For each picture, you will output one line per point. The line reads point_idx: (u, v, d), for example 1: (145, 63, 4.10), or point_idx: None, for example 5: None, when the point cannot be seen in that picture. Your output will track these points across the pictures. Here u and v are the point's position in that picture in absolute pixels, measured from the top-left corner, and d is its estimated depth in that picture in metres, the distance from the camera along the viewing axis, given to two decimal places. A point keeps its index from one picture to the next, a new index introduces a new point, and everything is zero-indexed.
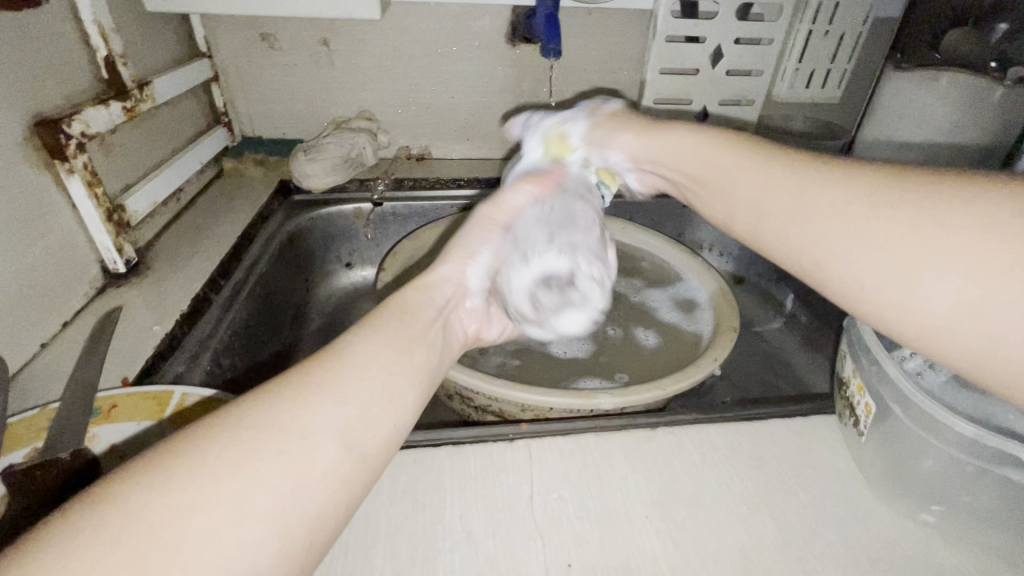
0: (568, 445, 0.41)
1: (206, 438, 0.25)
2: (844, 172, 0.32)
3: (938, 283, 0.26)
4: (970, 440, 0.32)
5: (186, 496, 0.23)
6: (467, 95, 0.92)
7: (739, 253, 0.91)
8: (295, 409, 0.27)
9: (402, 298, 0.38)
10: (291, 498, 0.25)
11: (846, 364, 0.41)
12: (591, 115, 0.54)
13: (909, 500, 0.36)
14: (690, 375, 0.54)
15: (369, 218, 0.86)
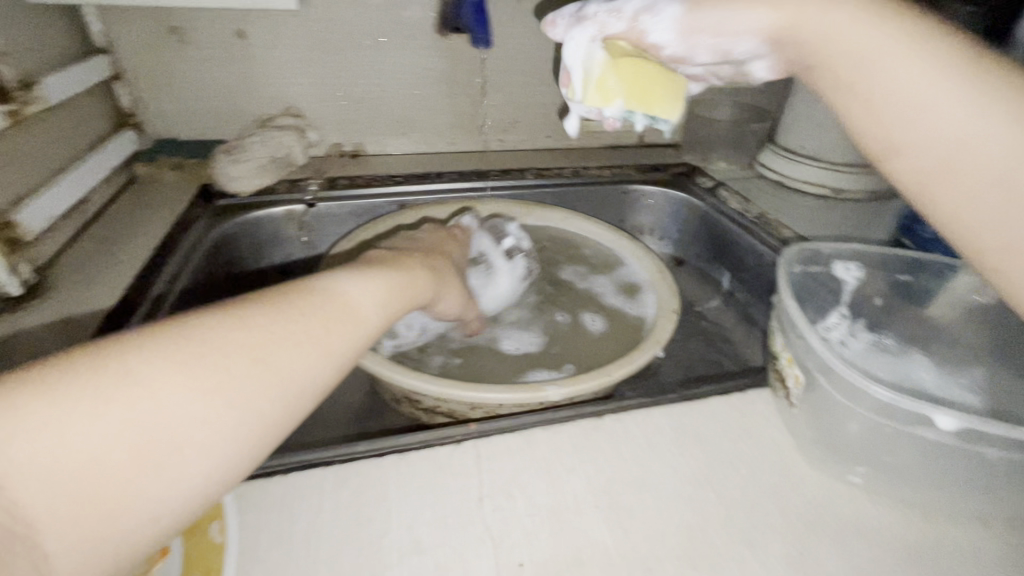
0: (516, 441, 0.41)
1: (204, 354, 0.29)
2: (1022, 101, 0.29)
3: None
4: (887, 404, 0.34)
5: (177, 382, 0.28)
6: (400, 88, 0.89)
7: (677, 236, 0.94)
8: (281, 353, 0.32)
9: (404, 281, 0.46)
10: (255, 414, 0.30)
11: (777, 339, 0.43)
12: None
13: (837, 463, 0.38)
14: (633, 360, 0.55)
15: (302, 220, 0.82)
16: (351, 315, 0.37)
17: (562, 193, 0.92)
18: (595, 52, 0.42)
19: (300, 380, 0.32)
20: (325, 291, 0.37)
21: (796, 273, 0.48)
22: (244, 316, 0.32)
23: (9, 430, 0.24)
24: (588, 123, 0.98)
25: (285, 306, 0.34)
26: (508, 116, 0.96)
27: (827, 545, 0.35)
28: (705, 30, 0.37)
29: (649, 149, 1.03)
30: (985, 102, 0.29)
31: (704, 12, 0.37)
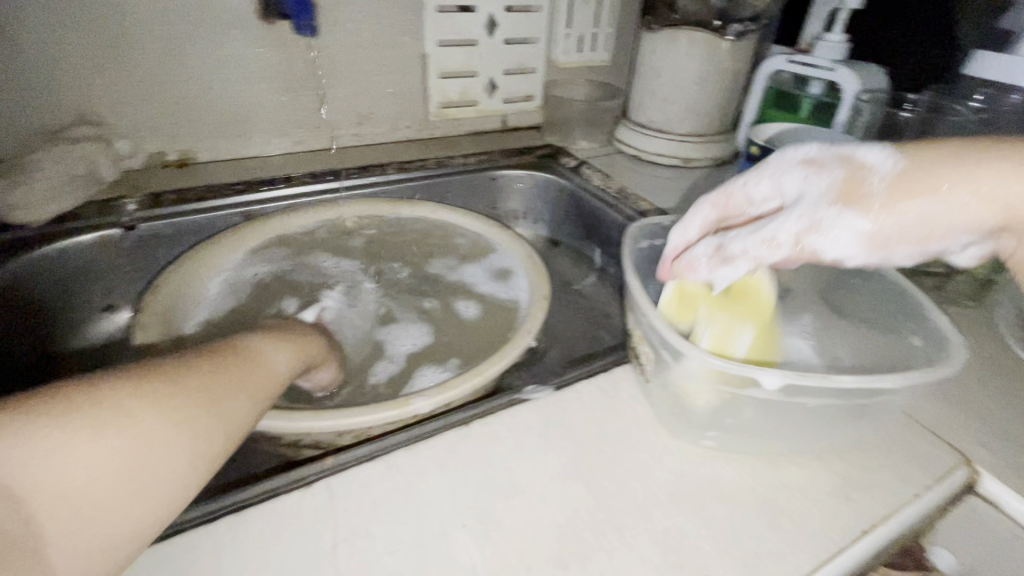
0: (376, 470, 0.37)
1: (180, 391, 0.33)
2: None
3: None
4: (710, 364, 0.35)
5: (158, 415, 0.31)
6: (225, 86, 0.79)
7: (549, 218, 0.94)
8: (239, 392, 0.36)
9: (306, 334, 0.51)
10: (216, 446, 0.33)
11: (629, 318, 0.43)
12: (847, 180, 0.38)
13: (691, 430, 0.39)
14: (505, 355, 0.54)
15: (120, 247, 0.70)
16: (279, 370, 0.42)
17: (428, 186, 0.87)
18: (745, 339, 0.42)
19: (250, 419, 0.36)
20: (259, 352, 0.42)
21: (641, 248, 0.50)
22: (205, 365, 0.36)
23: (17, 460, 0.26)
24: (446, 110, 0.94)
25: (233, 360, 0.38)
26: (359, 109, 0.89)
27: (687, 513, 0.36)
28: (907, 234, 0.37)
29: (514, 133, 1.01)
30: None
31: (897, 222, 0.36)
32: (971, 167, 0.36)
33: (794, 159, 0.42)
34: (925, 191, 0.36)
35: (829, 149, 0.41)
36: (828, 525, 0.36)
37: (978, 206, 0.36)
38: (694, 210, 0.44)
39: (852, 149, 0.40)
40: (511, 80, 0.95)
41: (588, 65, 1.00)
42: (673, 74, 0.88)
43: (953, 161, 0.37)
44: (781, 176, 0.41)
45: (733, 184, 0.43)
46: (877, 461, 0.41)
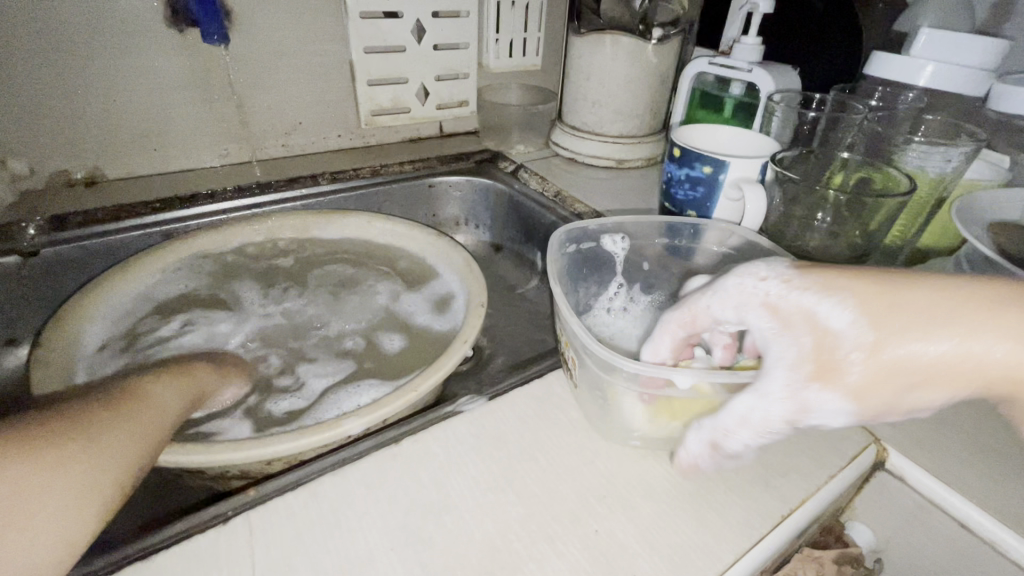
0: (299, 499, 0.36)
1: (56, 430, 0.33)
2: None
3: None
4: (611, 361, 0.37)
5: (40, 460, 0.31)
6: (134, 99, 0.74)
7: (490, 223, 0.94)
8: (124, 423, 0.36)
9: (191, 372, 0.51)
10: (108, 476, 0.33)
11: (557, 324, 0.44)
12: (817, 351, 0.32)
13: (618, 436, 0.40)
14: (441, 367, 0.53)
15: (21, 275, 0.65)
16: (166, 403, 0.43)
17: (363, 196, 0.85)
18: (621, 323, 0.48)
19: (145, 447, 0.37)
20: (144, 393, 0.42)
21: (571, 252, 0.51)
22: (92, 414, 0.35)
23: None
24: (378, 118, 0.92)
25: (118, 400, 0.39)
26: (285, 119, 0.86)
27: (618, 514, 0.36)
28: (897, 402, 0.32)
29: (450, 138, 1.00)
30: None
31: (884, 396, 0.32)
32: (936, 329, 0.31)
33: (750, 306, 0.36)
34: (908, 362, 0.31)
35: (788, 294, 0.34)
36: (751, 514, 0.37)
37: (963, 374, 0.31)
38: (659, 336, 0.40)
39: (815, 297, 0.33)
40: (444, 86, 0.94)
41: (521, 70, 1.01)
42: (603, 78, 0.90)
43: (930, 319, 0.31)
44: (744, 315, 0.36)
45: (697, 302, 0.39)
46: (796, 447, 0.42)
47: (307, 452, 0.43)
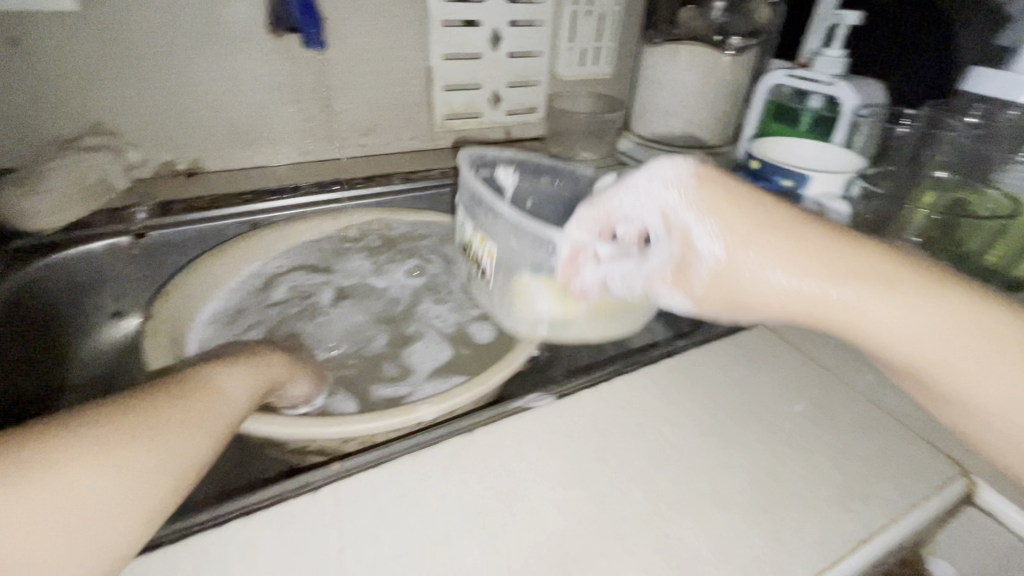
0: (380, 475, 0.38)
1: (106, 431, 0.31)
2: (974, 347, 0.35)
3: (985, 396, 0.36)
4: (536, 236, 0.47)
5: (90, 467, 0.29)
6: (234, 98, 0.80)
7: None
8: (176, 421, 0.34)
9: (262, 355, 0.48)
10: (154, 492, 0.31)
11: (471, 230, 0.53)
12: (681, 258, 0.44)
13: (527, 312, 0.51)
14: (507, 364, 0.54)
15: (131, 254, 0.71)
16: (236, 397, 0.40)
17: (433, 196, 0.90)
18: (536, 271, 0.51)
19: (201, 456, 0.35)
20: (207, 380, 0.40)
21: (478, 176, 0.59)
22: (147, 409, 0.34)
23: None
24: (450, 122, 0.95)
25: (176, 397, 0.36)
26: (364, 120, 0.90)
27: (689, 521, 0.36)
28: (724, 299, 0.43)
29: (517, 144, 1.03)
30: (944, 342, 0.36)
31: (712, 294, 0.43)
32: (769, 252, 0.40)
33: (650, 213, 0.44)
34: (749, 284, 0.40)
35: (680, 208, 0.42)
36: (828, 535, 0.36)
37: (795, 300, 0.40)
38: (580, 218, 0.45)
39: (696, 217, 0.42)
40: (515, 92, 0.96)
41: (592, 78, 1.02)
42: (674, 87, 0.89)
43: (775, 250, 0.39)
44: (646, 214, 0.44)
45: (612, 203, 0.44)
46: (875, 472, 0.41)
47: (383, 434, 0.46)
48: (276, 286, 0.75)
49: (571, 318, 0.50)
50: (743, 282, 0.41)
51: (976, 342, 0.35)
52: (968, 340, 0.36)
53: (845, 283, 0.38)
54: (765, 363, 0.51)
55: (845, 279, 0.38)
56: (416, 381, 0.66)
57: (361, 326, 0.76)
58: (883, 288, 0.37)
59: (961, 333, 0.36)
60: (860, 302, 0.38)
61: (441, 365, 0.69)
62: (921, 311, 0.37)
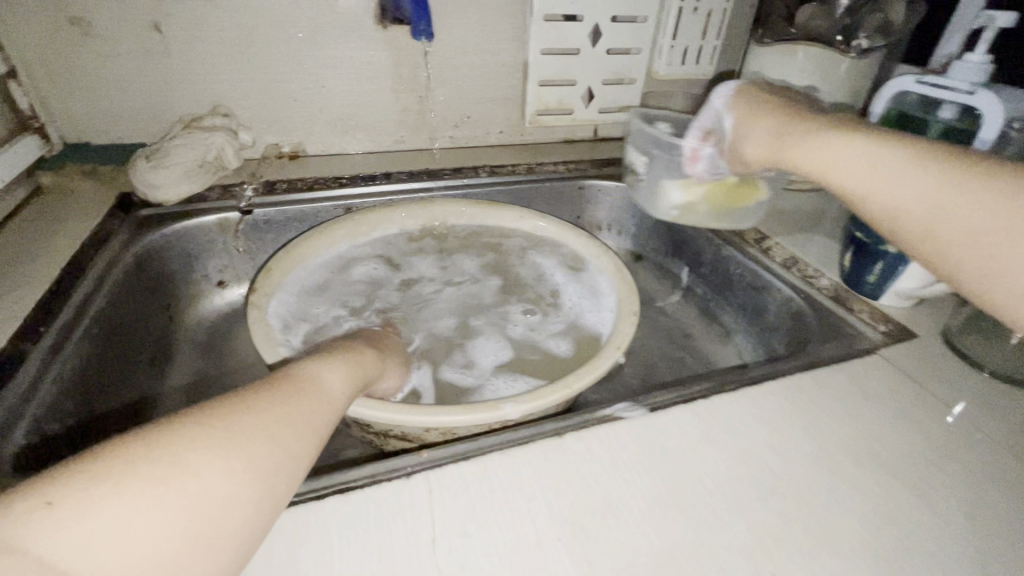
0: (471, 469, 0.38)
1: (233, 434, 0.30)
2: (896, 167, 0.38)
3: (917, 216, 0.37)
4: (672, 148, 0.58)
5: (219, 465, 0.28)
6: (338, 85, 0.83)
7: (635, 231, 0.92)
8: (289, 424, 0.33)
9: (352, 354, 0.49)
10: (274, 492, 0.30)
11: (627, 154, 0.67)
12: (722, 140, 0.55)
13: (665, 204, 0.62)
14: (593, 368, 0.53)
15: (238, 229, 0.76)
16: (334, 396, 0.40)
17: (517, 191, 0.88)
18: (671, 189, 0.61)
19: (309, 455, 0.34)
20: (309, 379, 0.39)
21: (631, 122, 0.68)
22: (266, 408, 0.33)
23: (90, 527, 0.23)
24: (541, 118, 0.94)
25: (288, 396, 0.35)
26: (456, 112, 0.91)
27: (797, 562, 0.34)
28: (747, 169, 0.53)
29: (604, 143, 1.01)
30: (878, 166, 0.39)
31: (741, 168, 0.54)
32: (763, 121, 0.49)
33: (713, 109, 0.55)
34: (743, 144, 0.51)
35: (725, 104, 0.54)
36: None
37: (759, 151, 0.50)
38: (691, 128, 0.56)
39: (729, 109, 0.53)
40: (609, 90, 0.93)
41: (689, 78, 0.97)
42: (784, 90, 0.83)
43: (771, 119, 0.49)
44: (718, 112, 0.55)
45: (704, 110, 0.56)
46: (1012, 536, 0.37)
47: (467, 428, 0.46)
48: (352, 271, 0.77)
49: (699, 204, 0.60)
50: (748, 147, 0.51)
51: (902, 164, 0.38)
52: (900, 163, 0.38)
53: (809, 131, 0.45)
54: (878, 396, 0.47)
55: (809, 132, 0.45)
56: (482, 375, 0.70)
57: (443, 320, 0.79)
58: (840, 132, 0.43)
59: (897, 157, 0.39)
60: (816, 142, 0.44)
61: (505, 363, 0.72)
62: (865, 143, 0.41)
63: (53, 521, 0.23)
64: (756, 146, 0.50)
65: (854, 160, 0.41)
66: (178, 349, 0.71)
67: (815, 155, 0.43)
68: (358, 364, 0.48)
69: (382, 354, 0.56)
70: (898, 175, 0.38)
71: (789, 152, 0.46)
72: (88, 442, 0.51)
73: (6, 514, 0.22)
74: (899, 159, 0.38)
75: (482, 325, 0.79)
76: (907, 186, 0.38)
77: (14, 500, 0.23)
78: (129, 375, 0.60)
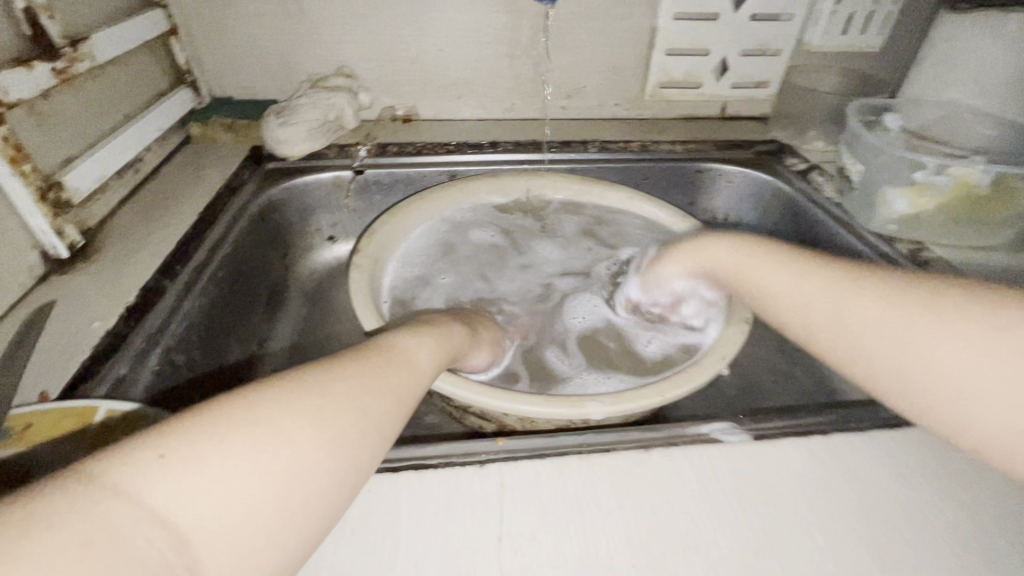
0: (546, 470, 0.37)
1: (324, 404, 0.30)
2: (853, 288, 0.38)
3: (884, 345, 0.35)
4: (899, 156, 0.62)
5: (311, 434, 0.29)
6: (456, 49, 0.82)
7: (756, 224, 0.82)
8: (377, 398, 0.33)
9: (444, 328, 0.49)
10: (361, 463, 0.31)
11: (847, 157, 0.70)
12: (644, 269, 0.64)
13: (882, 215, 0.64)
14: (693, 378, 0.48)
15: (350, 187, 0.79)
16: (421, 369, 0.40)
17: (627, 169, 0.82)
18: (891, 199, 0.63)
19: (396, 428, 0.34)
20: (399, 351, 0.39)
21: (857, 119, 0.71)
22: (357, 380, 0.33)
23: (192, 484, 0.24)
24: (663, 91, 0.87)
25: (380, 368, 0.36)
26: (572, 80, 0.86)
27: None
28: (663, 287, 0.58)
29: (732, 122, 0.91)
30: (823, 287, 0.40)
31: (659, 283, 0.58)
32: (703, 243, 0.53)
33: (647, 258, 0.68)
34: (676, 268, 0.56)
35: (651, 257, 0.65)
36: None
37: (702, 257, 0.53)
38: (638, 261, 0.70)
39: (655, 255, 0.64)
40: (746, 63, 0.83)
41: (848, 51, 0.83)
42: (975, 69, 0.67)
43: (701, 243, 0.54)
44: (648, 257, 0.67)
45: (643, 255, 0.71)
46: None
47: (547, 421, 0.44)
48: (467, 236, 0.78)
49: (924, 217, 0.62)
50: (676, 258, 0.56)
51: (857, 288, 0.38)
52: (860, 284, 0.38)
53: (748, 264, 0.47)
54: None
55: (729, 262, 0.49)
56: (577, 365, 0.69)
57: (538, 295, 0.81)
58: (785, 263, 0.44)
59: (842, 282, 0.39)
60: (764, 275, 0.45)
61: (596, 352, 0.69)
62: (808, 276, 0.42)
63: (162, 473, 0.24)
64: (702, 252, 0.53)
65: (806, 294, 0.41)
66: (290, 297, 0.77)
67: (759, 280, 0.46)
68: (448, 336, 0.48)
69: (475, 326, 0.57)
70: (844, 307, 0.38)
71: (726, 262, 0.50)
72: (209, 376, 0.56)
73: (125, 462, 0.23)
74: (836, 288, 0.39)
75: (592, 305, 0.77)
76: (875, 322, 0.36)
77: (128, 451, 0.24)
78: (245, 316, 0.66)
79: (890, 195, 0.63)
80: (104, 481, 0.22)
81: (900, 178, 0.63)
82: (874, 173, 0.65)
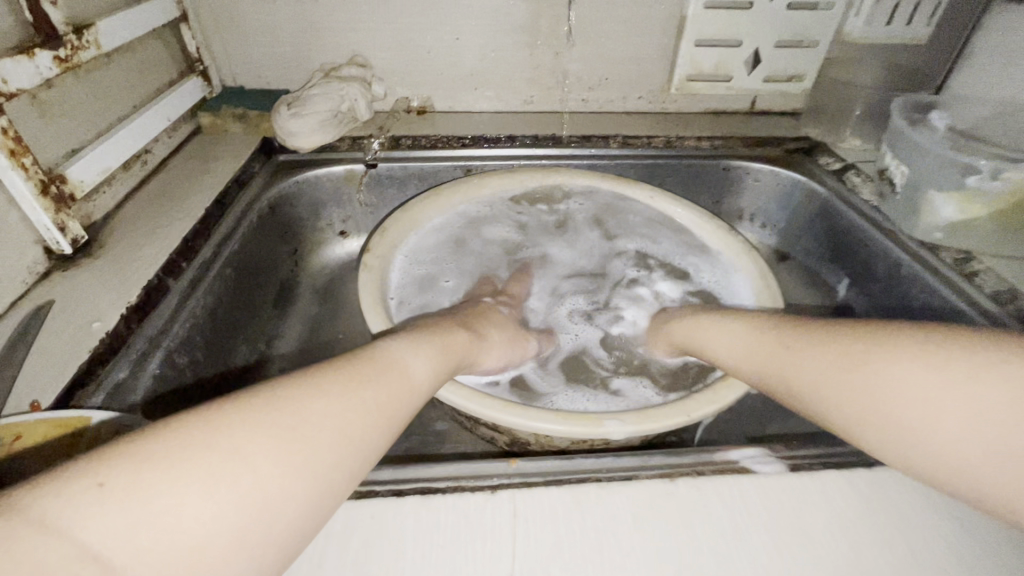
0: (563, 499, 0.34)
1: (291, 425, 0.29)
2: (821, 344, 0.40)
3: (858, 393, 0.36)
4: (951, 159, 0.57)
5: (272, 459, 0.28)
6: (474, 38, 0.79)
7: (784, 226, 0.78)
8: (353, 418, 0.32)
9: (447, 335, 0.47)
10: (330, 488, 0.30)
11: (888, 158, 0.65)
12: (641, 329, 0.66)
13: (927, 222, 0.60)
14: (720, 397, 0.45)
15: (362, 181, 0.76)
16: (413, 382, 0.38)
17: (649, 167, 0.78)
18: (937, 206, 0.58)
19: (375, 448, 0.33)
20: (391, 364, 0.38)
21: (902, 114, 0.66)
22: (334, 398, 0.32)
23: (135, 515, 0.23)
24: (690, 84, 0.82)
25: (363, 383, 0.35)
26: (595, 72, 0.82)
27: None
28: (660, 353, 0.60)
29: (761, 117, 0.86)
30: (795, 346, 0.42)
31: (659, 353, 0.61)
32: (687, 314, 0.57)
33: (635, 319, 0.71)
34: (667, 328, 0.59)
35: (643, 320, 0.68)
36: None
37: (687, 325, 0.56)
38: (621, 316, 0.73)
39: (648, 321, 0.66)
40: (780, 55, 0.78)
41: None
42: None
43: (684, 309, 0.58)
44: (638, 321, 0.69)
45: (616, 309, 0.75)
46: None
47: (564, 440, 0.41)
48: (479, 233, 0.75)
49: (974, 224, 0.58)
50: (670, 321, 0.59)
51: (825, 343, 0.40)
52: (828, 339, 0.40)
53: (726, 332, 0.50)
54: None
55: (710, 326, 0.53)
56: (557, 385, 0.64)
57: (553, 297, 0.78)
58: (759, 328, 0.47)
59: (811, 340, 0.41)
60: (741, 339, 0.48)
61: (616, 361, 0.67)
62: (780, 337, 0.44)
63: (103, 504, 0.23)
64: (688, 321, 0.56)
65: (780, 353, 0.43)
66: (298, 295, 0.75)
67: (738, 344, 0.48)
68: (449, 343, 0.46)
69: (483, 330, 0.55)
70: (815, 363, 0.40)
71: (710, 329, 0.52)
72: (214, 378, 0.55)
73: (68, 493, 0.23)
74: (811, 344, 0.41)
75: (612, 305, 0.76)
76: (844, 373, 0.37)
77: (72, 479, 0.23)
78: (253, 314, 0.64)
79: (936, 202, 0.58)
80: (39, 515, 0.22)
81: (949, 182, 0.58)
82: (918, 176, 0.60)
